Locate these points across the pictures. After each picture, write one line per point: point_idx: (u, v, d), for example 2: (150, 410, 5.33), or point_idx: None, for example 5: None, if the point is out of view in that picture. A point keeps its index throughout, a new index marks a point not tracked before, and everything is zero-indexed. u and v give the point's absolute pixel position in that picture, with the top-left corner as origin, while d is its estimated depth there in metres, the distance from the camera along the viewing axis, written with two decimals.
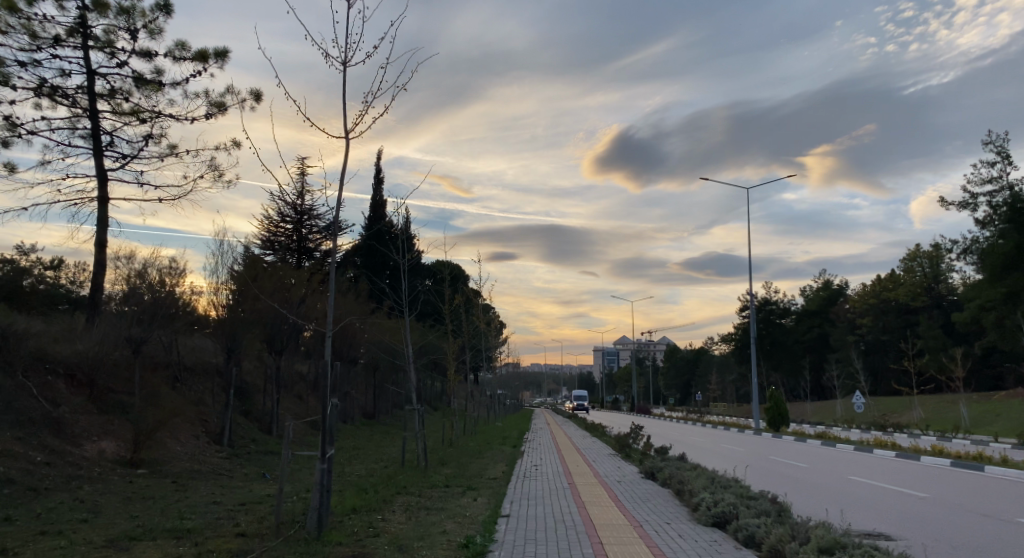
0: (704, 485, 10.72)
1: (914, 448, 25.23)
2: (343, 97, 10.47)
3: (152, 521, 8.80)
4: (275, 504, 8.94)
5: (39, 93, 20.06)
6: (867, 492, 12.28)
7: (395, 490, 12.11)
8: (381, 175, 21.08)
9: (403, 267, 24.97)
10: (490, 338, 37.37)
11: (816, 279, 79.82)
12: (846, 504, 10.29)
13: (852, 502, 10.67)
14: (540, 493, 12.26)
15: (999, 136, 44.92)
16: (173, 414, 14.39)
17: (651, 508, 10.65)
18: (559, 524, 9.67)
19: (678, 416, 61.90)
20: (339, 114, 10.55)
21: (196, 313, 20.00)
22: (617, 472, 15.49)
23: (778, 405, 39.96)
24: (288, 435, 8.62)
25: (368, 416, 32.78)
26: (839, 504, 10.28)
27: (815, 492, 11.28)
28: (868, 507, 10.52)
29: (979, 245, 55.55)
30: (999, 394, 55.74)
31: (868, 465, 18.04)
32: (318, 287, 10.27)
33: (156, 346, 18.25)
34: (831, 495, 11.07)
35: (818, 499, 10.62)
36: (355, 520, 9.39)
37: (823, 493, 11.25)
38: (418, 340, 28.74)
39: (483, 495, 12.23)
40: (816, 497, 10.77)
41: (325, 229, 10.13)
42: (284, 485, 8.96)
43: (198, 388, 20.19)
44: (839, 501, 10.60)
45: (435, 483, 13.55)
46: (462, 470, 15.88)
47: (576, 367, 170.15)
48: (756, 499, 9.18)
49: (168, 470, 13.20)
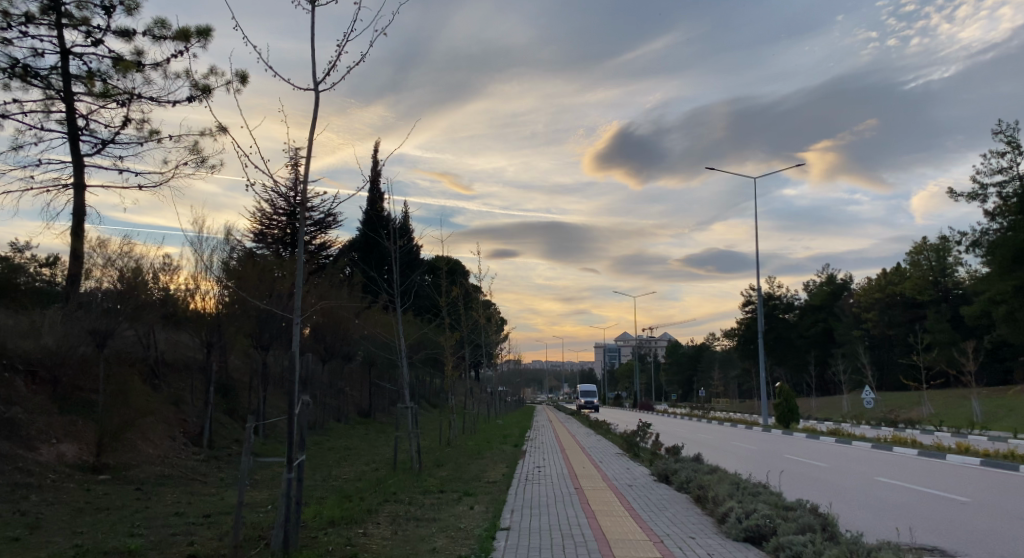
0: (729, 492, 9.47)
1: (937, 446, 23.94)
2: (313, 39, 8.91)
3: (95, 540, 7.63)
4: (235, 519, 7.77)
5: (9, 73, 18.63)
6: (910, 498, 11.08)
7: (381, 499, 10.82)
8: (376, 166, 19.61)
9: (396, 257, 23.59)
10: (490, 332, 35.97)
11: (820, 273, 78.51)
12: (895, 517, 9.08)
13: (902, 513, 9.43)
14: (545, 501, 11.03)
15: (1010, 125, 43.38)
16: (142, 414, 13.18)
17: (670, 518, 9.44)
18: (568, 540, 8.39)
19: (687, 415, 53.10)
20: (310, 65, 8.98)
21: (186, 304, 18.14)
22: (628, 475, 14.21)
23: (789, 401, 38.64)
24: (250, 441, 7.37)
25: (363, 414, 31.53)
26: (887, 516, 9.05)
27: (855, 501, 10.08)
28: (919, 517, 9.28)
29: (988, 237, 54.24)
30: (1013, 389, 54.48)
31: (895, 466, 16.75)
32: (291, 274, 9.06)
33: (128, 341, 17.01)
34: (876, 505, 9.85)
35: (862, 512, 9.41)
36: (331, 536, 8.15)
37: (864, 501, 10.06)
38: (414, 335, 27.31)
39: (481, 503, 10.99)
40: (859, 507, 9.54)
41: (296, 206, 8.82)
42: (243, 496, 7.75)
43: (176, 387, 18.91)
44: (886, 511, 9.38)
45: (429, 488, 12.31)
46: (459, 473, 14.67)
47: (578, 362, 168.67)
48: (795, 511, 7.94)
49: (135, 475, 11.99)
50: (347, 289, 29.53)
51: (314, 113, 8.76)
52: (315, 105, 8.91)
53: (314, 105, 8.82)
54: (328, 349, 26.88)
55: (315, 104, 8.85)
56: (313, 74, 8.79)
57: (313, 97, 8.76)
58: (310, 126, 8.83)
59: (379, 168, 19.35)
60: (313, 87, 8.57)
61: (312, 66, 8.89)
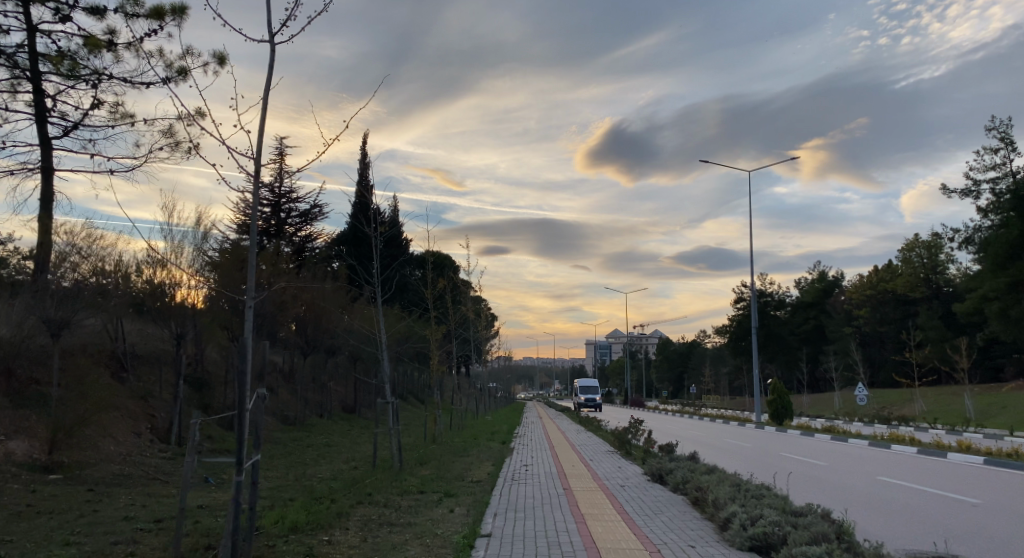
0: (730, 496, 8.77)
1: (936, 444, 23.31)
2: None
3: (23, 549, 6.83)
4: (178, 524, 6.96)
5: None
6: (923, 500, 10.44)
7: (354, 501, 9.99)
8: (366, 158, 18.59)
9: (377, 247, 22.71)
10: (479, 326, 35.13)
11: (812, 270, 78.18)
12: (918, 525, 8.39)
13: (925, 521, 8.73)
14: (530, 503, 10.25)
15: (1004, 121, 43.02)
16: (101, 407, 12.31)
17: (665, 523, 8.71)
18: (555, 549, 7.55)
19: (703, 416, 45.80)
20: (267, 17, 8.09)
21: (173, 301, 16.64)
22: (620, 474, 13.43)
23: (782, 398, 37.81)
24: (196, 440, 6.52)
25: (347, 410, 30.66)
26: (908, 525, 8.36)
27: (873, 505, 9.41)
28: (941, 526, 8.60)
29: (980, 234, 53.81)
30: (1005, 386, 54.08)
31: (898, 465, 16.06)
32: (246, 256, 8.12)
33: (91, 332, 16.10)
34: (894, 509, 9.20)
35: (882, 519, 8.69)
36: (291, 545, 7.39)
37: (882, 506, 9.39)
38: (397, 328, 26.45)
39: (461, 505, 10.22)
40: (878, 513, 8.86)
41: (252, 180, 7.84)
42: (188, 498, 6.94)
43: (146, 381, 18.11)
44: (906, 518, 8.70)
45: (407, 489, 11.51)
46: (441, 472, 13.88)
47: (569, 359, 167.53)
48: (805, 517, 7.28)
49: (88, 474, 11.13)
50: (329, 279, 28.56)
51: (269, 74, 7.81)
52: (270, 63, 7.98)
53: (269, 63, 7.86)
54: (308, 342, 26.01)
55: (271, 58, 7.93)
56: (270, 27, 7.93)
57: (270, 51, 7.89)
58: (267, 85, 7.97)
59: (367, 159, 18.35)
60: (270, 40, 7.76)
61: (270, 18, 8.03)
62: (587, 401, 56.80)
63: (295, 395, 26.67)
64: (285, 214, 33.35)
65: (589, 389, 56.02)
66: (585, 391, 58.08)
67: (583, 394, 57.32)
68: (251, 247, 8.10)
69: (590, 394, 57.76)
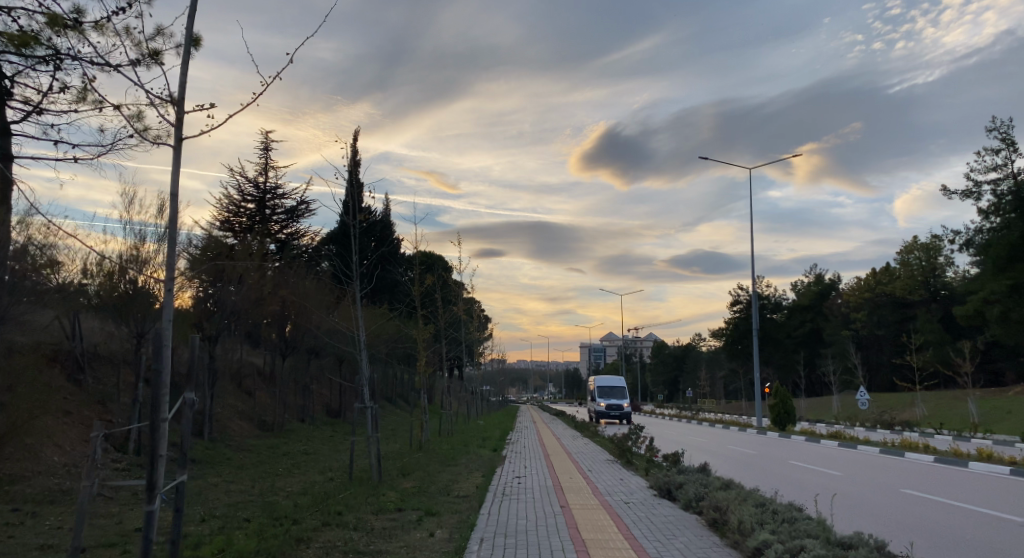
0: (758, 520, 7.49)
1: (954, 451, 22.01)
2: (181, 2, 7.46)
3: None
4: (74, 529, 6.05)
5: None
6: (968, 521, 9.31)
7: (320, 522, 8.68)
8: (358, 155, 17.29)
9: (355, 238, 21.32)
10: (470, 328, 33.66)
11: (807, 272, 77.08)
12: None
13: (1002, 550, 7.47)
14: (523, 525, 8.96)
15: (1004, 122, 41.56)
16: (42, 411, 11.00)
17: (684, 551, 7.39)
18: None
19: (698, 420, 44.70)
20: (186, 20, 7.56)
21: (134, 297, 15.38)
22: (624, 488, 12.09)
23: (783, 403, 36.34)
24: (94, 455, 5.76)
25: (332, 415, 29.29)
26: None
27: (930, 535, 8.19)
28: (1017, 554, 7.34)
29: (980, 235, 52.64)
30: (1007, 391, 52.86)
31: (925, 476, 14.74)
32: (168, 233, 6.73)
33: (43, 327, 14.83)
34: (955, 540, 7.98)
35: (944, 551, 7.45)
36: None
37: (942, 536, 8.16)
38: (379, 327, 24.97)
39: (443, 527, 8.88)
40: (951, 547, 7.54)
41: (171, 154, 6.59)
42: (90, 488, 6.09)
43: (107, 384, 16.89)
44: (983, 553, 7.38)
45: (386, 505, 10.20)
46: (426, 484, 12.58)
47: (564, 362, 165.33)
48: (856, 551, 6.04)
49: (17, 489, 9.73)
50: (314, 277, 27.16)
51: (190, 22, 7.38)
52: (193, 9, 7.55)
53: (190, 12, 7.45)
54: (286, 342, 24.56)
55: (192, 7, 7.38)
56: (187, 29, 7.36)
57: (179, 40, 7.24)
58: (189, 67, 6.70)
59: (356, 148, 16.96)
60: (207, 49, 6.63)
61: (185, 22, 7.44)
62: (611, 410, 40.87)
63: (274, 398, 25.31)
64: (270, 211, 32.28)
65: (612, 394, 40.59)
66: (605, 397, 41.83)
67: (603, 400, 41.60)
68: (175, 220, 6.69)
69: (614, 400, 41.18)
